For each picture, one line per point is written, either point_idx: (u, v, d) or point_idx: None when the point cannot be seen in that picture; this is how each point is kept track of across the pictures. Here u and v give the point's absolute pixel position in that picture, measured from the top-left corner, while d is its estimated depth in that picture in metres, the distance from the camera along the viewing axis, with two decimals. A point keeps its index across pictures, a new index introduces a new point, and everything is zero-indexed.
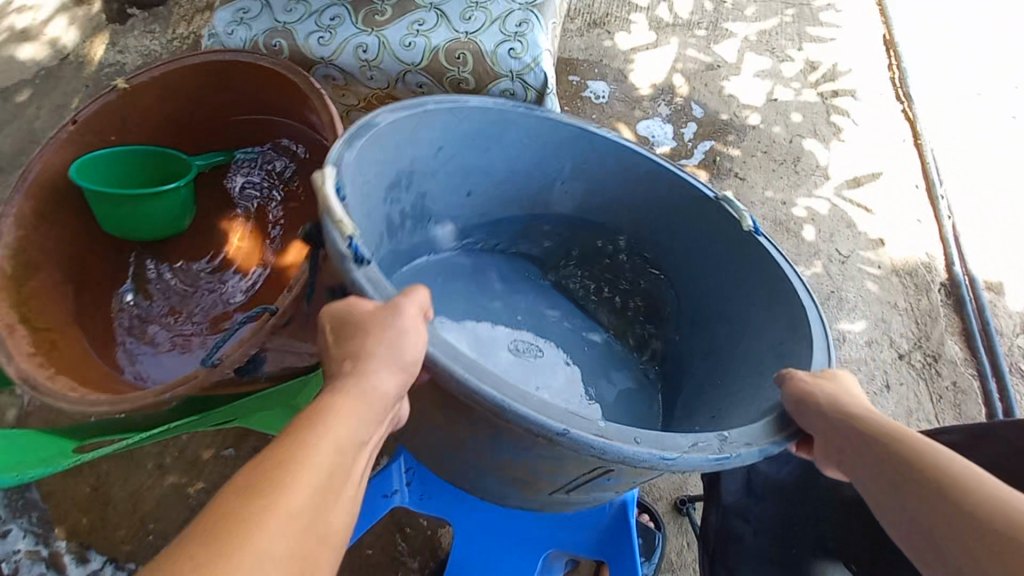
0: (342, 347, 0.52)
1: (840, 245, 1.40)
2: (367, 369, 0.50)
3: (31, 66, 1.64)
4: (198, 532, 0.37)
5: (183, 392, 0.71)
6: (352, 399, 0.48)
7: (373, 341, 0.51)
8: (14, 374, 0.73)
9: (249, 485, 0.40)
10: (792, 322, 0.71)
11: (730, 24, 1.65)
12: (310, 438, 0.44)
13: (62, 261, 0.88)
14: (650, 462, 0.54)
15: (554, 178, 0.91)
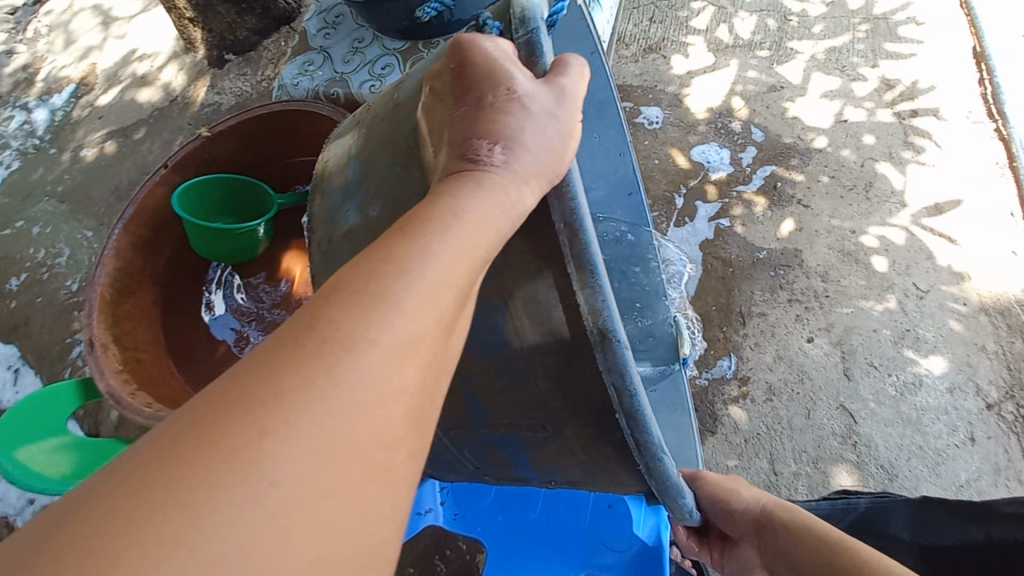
0: (479, 115, 0.46)
1: (917, 278, 1.29)
2: (516, 167, 0.44)
3: (146, 107, 1.89)
4: (326, 312, 0.36)
5: None
6: (490, 205, 0.42)
7: (522, 128, 0.45)
8: (103, 390, 0.83)
9: (373, 278, 0.37)
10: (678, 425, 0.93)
11: (796, 43, 1.58)
12: (435, 245, 0.40)
13: (148, 287, 1.00)
14: (645, 433, 0.47)
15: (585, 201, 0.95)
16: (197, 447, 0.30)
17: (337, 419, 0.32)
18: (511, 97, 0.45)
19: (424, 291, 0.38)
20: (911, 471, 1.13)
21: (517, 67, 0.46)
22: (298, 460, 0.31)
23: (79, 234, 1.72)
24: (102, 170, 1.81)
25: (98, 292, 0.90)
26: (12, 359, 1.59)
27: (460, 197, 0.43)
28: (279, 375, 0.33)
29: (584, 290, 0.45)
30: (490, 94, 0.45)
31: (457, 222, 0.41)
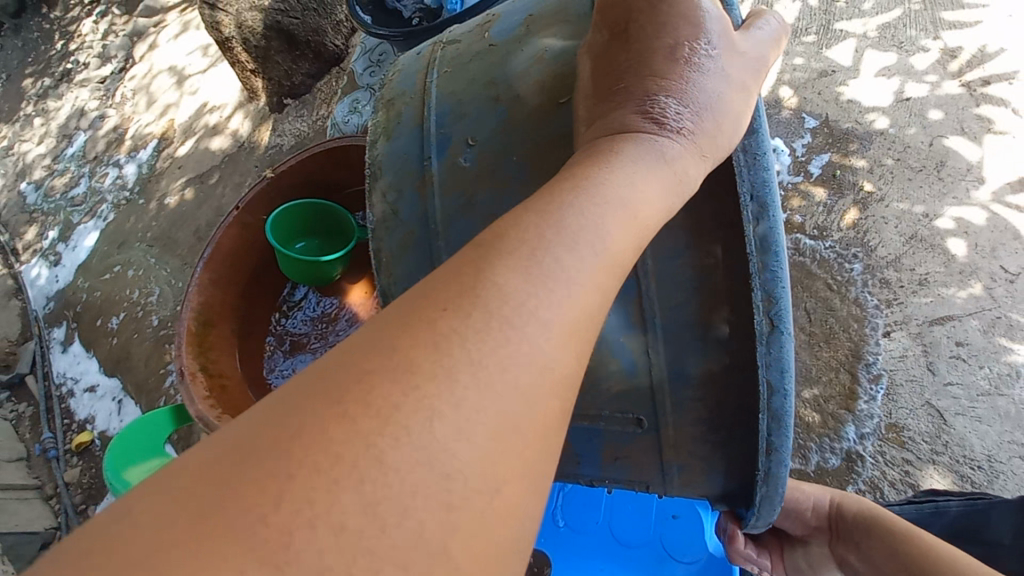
0: (666, 65, 0.48)
1: (1005, 262, 1.20)
2: (703, 133, 0.46)
3: (218, 154, 2.07)
4: (496, 272, 0.36)
5: None
6: (654, 178, 0.43)
7: (708, 85, 0.48)
8: (194, 413, 0.92)
9: (542, 242, 0.37)
10: None
11: (844, 23, 1.50)
12: (591, 217, 0.40)
13: (230, 318, 1.10)
14: (772, 436, 0.48)
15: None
16: (370, 416, 0.30)
17: (503, 406, 0.32)
18: (708, 50, 0.48)
19: (584, 272, 0.38)
20: (1012, 469, 1.05)
21: (715, 20, 0.49)
22: (471, 444, 0.31)
23: (167, 275, 1.90)
24: (183, 215, 1.99)
25: (186, 324, 1.01)
26: (116, 391, 1.78)
27: (611, 168, 0.43)
28: (451, 341, 0.33)
29: (764, 275, 0.46)
30: (688, 43, 0.48)
31: (619, 193, 0.42)
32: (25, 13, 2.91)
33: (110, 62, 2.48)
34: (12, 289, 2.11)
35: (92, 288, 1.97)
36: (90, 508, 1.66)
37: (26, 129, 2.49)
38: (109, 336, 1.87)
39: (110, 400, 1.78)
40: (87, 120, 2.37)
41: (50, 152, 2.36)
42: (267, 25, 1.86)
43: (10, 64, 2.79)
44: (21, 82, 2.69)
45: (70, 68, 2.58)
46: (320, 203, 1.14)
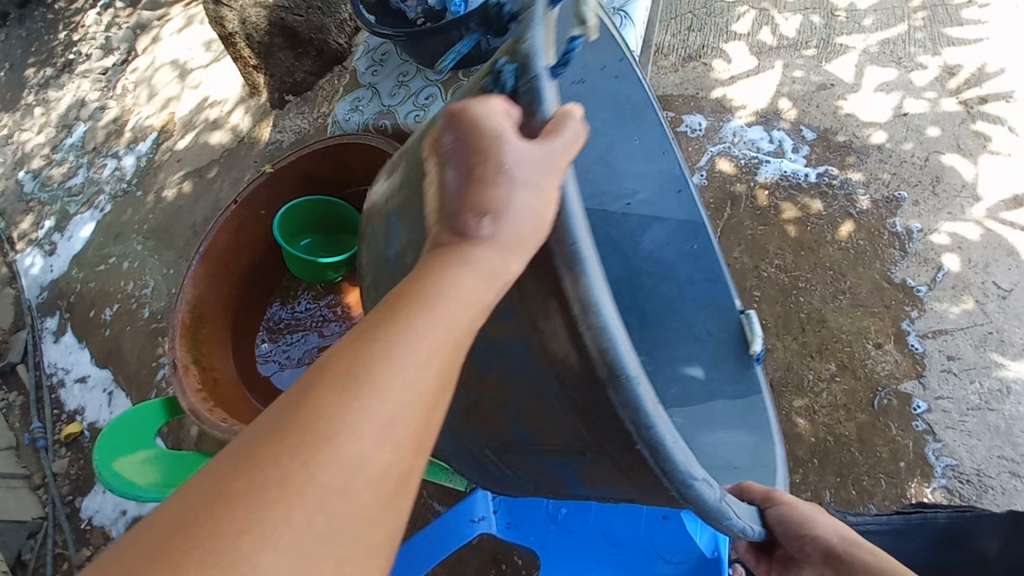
0: (477, 174, 0.44)
1: (997, 278, 1.20)
2: (505, 228, 0.42)
3: (218, 149, 2.06)
4: (318, 391, 0.38)
5: None
6: (474, 277, 0.42)
7: (512, 186, 0.43)
8: (186, 407, 0.92)
9: (361, 356, 0.39)
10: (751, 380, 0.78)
11: (845, 38, 1.52)
12: (411, 324, 0.40)
13: (224, 311, 1.10)
14: (669, 477, 0.40)
15: (619, 199, 0.86)
16: (187, 536, 0.33)
17: (318, 515, 0.35)
18: (501, 167, 0.43)
19: (405, 380, 0.39)
20: (1001, 484, 1.05)
21: (507, 127, 0.44)
22: (275, 555, 0.33)
23: (161, 268, 1.89)
24: (180, 209, 1.99)
25: (180, 317, 1.01)
26: (107, 383, 1.77)
27: (434, 270, 0.43)
28: (270, 462, 0.36)
29: (591, 331, 0.39)
30: (485, 164, 0.44)
31: (442, 298, 0.41)
32: (32, 4, 2.91)
33: (114, 53, 2.48)
34: (6, 278, 2.10)
35: (87, 279, 1.96)
36: (77, 500, 1.64)
37: (27, 118, 2.48)
38: (101, 328, 1.86)
39: (100, 392, 1.77)
40: (88, 111, 2.36)
41: (50, 142, 2.35)
42: (271, 21, 1.86)
43: (14, 53, 2.79)
44: (24, 71, 2.68)
45: (72, 59, 2.57)
46: (328, 199, 1.14)
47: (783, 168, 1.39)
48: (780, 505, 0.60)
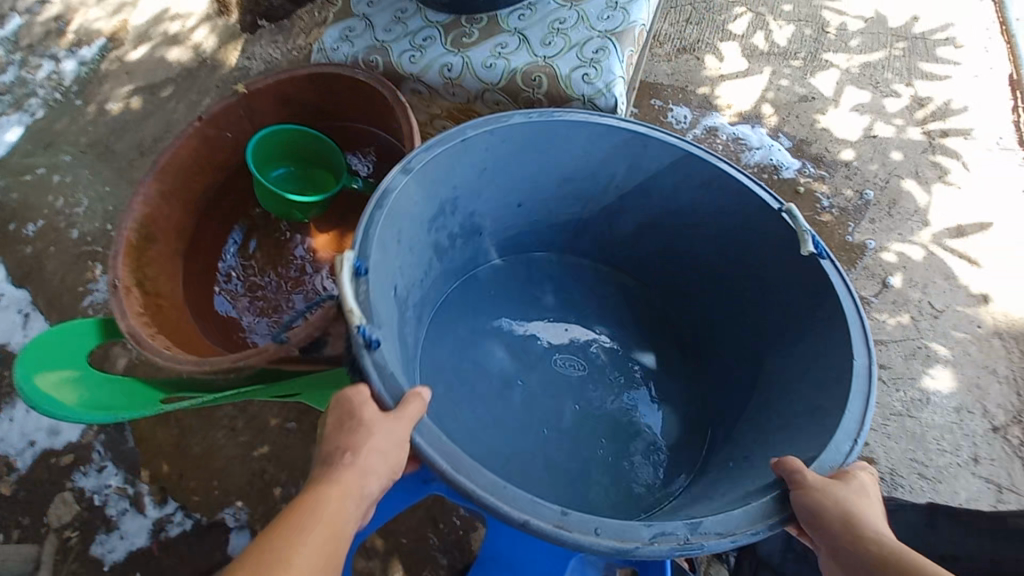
0: (345, 429, 0.62)
1: (933, 298, 1.27)
2: (368, 450, 0.60)
3: (176, 67, 1.90)
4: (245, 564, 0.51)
5: (253, 361, 0.83)
6: (356, 472, 0.59)
7: (368, 434, 0.61)
8: (124, 329, 0.84)
9: (277, 541, 0.53)
10: (819, 288, 0.83)
11: (830, 55, 1.58)
12: (311, 512, 0.56)
13: (176, 235, 1.02)
14: (610, 552, 0.61)
15: (610, 188, 1.01)
16: None
17: None
18: (360, 424, 0.62)
19: (312, 547, 0.54)
20: (909, 482, 1.11)
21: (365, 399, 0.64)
22: None
23: (98, 187, 1.74)
24: (126, 125, 1.82)
25: (125, 234, 0.93)
26: (23, 303, 1.61)
27: (322, 475, 0.59)
28: None
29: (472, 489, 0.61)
30: (350, 423, 0.62)
31: (333, 488, 0.58)
32: None
33: None
34: None
35: (6, 187, 1.76)
36: None
37: None
38: (20, 243, 1.68)
39: (13, 312, 1.61)
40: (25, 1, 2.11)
41: None
42: None
43: None
44: None
45: None
46: (311, 131, 1.06)
47: (773, 156, 1.45)
48: (809, 491, 0.62)
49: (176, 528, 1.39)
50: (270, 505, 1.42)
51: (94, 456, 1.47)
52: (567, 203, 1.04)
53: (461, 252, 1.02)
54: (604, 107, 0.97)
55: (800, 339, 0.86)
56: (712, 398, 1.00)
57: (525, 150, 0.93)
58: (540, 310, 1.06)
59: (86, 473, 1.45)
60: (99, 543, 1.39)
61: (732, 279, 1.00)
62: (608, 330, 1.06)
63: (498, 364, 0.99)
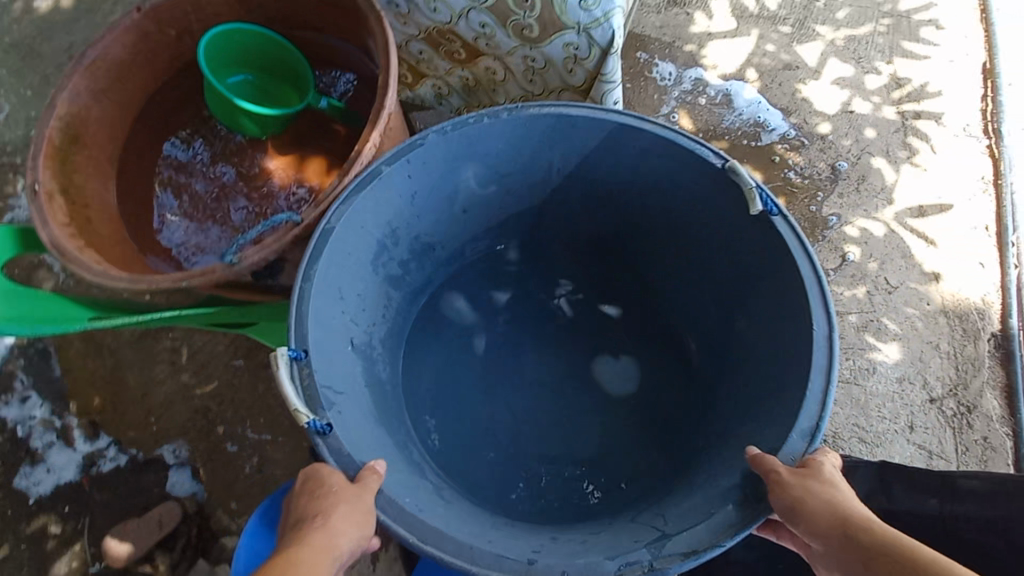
0: (314, 503, 0.59)
1: (889, 274, 1.31)
2: (339, 511, 0.58)
3: None
4: None
5: (198, 282, 0.69)
6: (329, 527, 0.57)
7: (339, 500, 0.59)
8: (46, 240, 0.74)
9: None
10: (776, 255, 0.75)
11: (818, 24, 1.55)
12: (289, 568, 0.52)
13: (109, 142, 0.90)
14: None
15: (549, 172, 0.87)
16: None
17: None
18: (331, 493, 0.60)
19: None
20: (843, 441, 1.18)
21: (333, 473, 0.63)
22: None
23: (20, 89, 1.54)
24: (54, 23, 1.61)
25: (47, 133, 0.81)
26: None
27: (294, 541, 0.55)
28: None
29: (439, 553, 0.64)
30: (319, 497, 0.60)
31: (313, 543, 0.54)
32: None
33: None
34: None
35: None
36: None
37: None
38: None
39: None
40: None
41: None
42: None
43: None
44: None
45: None
46: (277, 38, 0.94)
47: (762, 113, 1.45)
48: (788, 491, 0.63)
49: (109, 463, 1.44)
50: (212, 445, 1.35)
51: (15, 386, 1.55)
52: (514, 194, 0.90)
53: (420, 272, 0.93)
54: (599, 41, 0.85)
55: (769, 316, 0.78)
56: (684, 371, 0.94)
57: (445, 166, 0.80)
58: (503, 268, 1.00)
59: (6, 404, 1.54)
60: (22, 475, 1.48)
61: (699, 269, 0.90)
62: (575, 281, 1.01)
63: (471, 380, 0.95)
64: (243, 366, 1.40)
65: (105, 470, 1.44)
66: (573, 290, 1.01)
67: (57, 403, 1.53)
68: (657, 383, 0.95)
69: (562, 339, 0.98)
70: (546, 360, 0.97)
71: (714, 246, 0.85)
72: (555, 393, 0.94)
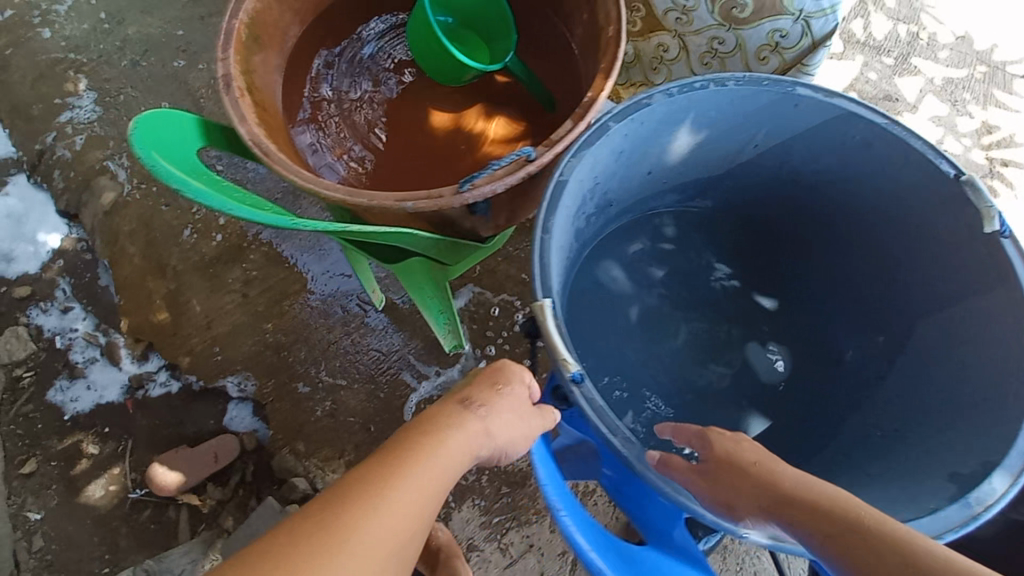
0: (477, 398, 0.76)
1: None
2: (494, 413, 0.75)
3: None
4: (390, 459, 0.65)
5: (425, 207, 0.66)
6: (476, 422, 0.72)
7: (498, 402, 0.76)
8: (245, 136, 0.69)
9: (409, 452, 0.66)
10: (986, 270, 0.79)
11: (919, 60, 1.60)
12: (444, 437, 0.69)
13: (281, 49, 0.86)
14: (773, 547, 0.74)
15: (746, 145, 0.91)
16: (323, 532, 0.57)
17: (389, 526, 0.60)
18: (480, 406, 0.75)
19: (430, 475, 0.65)
20: None
21: (496, 389, 0.78)
22: (362, 543, 0.57)
23: None
24: None
25: (235, 28, 0.77)
26: None
27: (449, 421, 0.71)
28: (360, 495, 0.60)
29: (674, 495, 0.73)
30: (475, 399, 0.76)
31: (458, 432, 0.70)
32: None
33: None
34: None
35: None
36: None
37: None
38: None
39: None
40: None
41: None
42: None
43: None
44: None
45: None
46: None
47: None
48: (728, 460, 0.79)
49: (160, 389, 1.37)
50: (282, 382, 1.31)
51: (55, 295, 1.49)
52: (702, 162, 0.94)
53: (595, 227, 0.91)
54: (816, 30, 0.92)
55: (958, 323, 0.83)
56: (816, 364, 1.00)
57: (665, 125, 0.78)
58: (658, 240, 1.06)
59: (45, 312, 1.47)
60: (58, 388, 1.40)
61: (849, 260, 0.99)
62: (735, 269, 1.06)
63: (629, 339, 1.00)
64: (322, 306, 1.36)
65: (152, 395, 1.37)
66: (730, 275, 1.06)
67: (104, 319, 1.45)
68: (797, 372, 1.00)
69: (712, 310, 1.04)
70: (697, 329, 1.02)
71: (886, 238, 0.92)
72: (703, 360, 1.00)
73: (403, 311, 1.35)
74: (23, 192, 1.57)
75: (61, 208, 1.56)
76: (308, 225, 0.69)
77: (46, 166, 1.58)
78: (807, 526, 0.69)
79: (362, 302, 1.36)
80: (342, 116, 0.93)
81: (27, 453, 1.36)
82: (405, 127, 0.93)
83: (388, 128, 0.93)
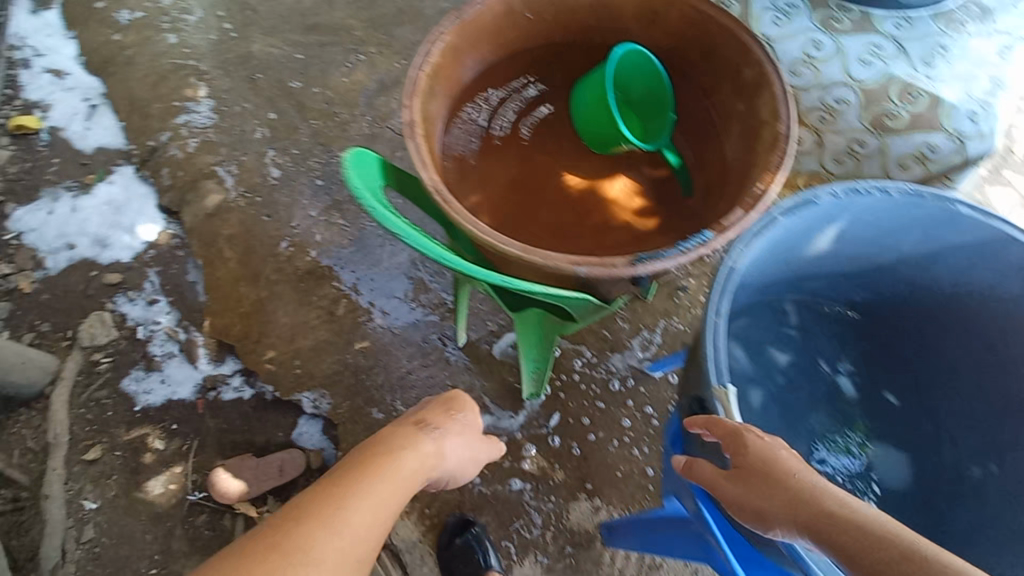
0: (429, 424, 0.97)
1: None
2: (444, 437, 0.96)
3: None
4: (360, 471, 0.83)
5: (596, 271, 0.70)
6: (430, 443, 0.93)
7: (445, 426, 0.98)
8: (427, 182, 0.74)
9: (375, 465, 0.85)
10: None
11: (1011, 173, 1.62)
12: (404, 454, 0.88)
13: (446, 98, 0.90)
14: None
15: (890, 250, 0.97)
16: (306, 530, 0.73)
17: (362, 527, 0.77)
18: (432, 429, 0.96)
19: (391, 484, 0.83)
20: None
21: (445, 417, 1.00)
22: (339, 540, 0.74)
23: None
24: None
25: (420, 77, 0.82)
26: None
27: (408, 441, 0.91)
28: (337, 502, 0.77)
29: None
30: (427, 424, 0.97)
31: (416, 449, 0.90)
32: None
33: None
34: None
35: None
36: None
37: None
38: None
39: None
40: None
41: None
42: None
43: None
44: None
45: None
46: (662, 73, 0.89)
47: None
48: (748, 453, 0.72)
49: (234, 393, 1.38)
50: (358, 405, 1.34)
51: (143, 286, 1.51)
52: (842, 261, 0.99)
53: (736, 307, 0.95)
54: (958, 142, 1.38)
55: None
56: (931, 471, 1.03)
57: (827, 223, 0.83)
58: (786, 327, 1.09)
59: (131, 301, 1.50)
60: (133, 378, 1.42)
61: (977, 374, 1.00)
62: (853, 364, 1.10)
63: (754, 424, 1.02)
64: (406, 335, 1.39)
65: (225, 398, 1.39)
66: (851, 372, 1.10)
67: (186, 316, 1.47)
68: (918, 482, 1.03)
69: (834, 401, 1.08)
70: (825, 420, 1.07)
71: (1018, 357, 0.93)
72: (821, 452, 1.04)
73: (482, 351, 1.37)
74: (127, 182, 1.63)
75: (162, 203, 1.60)
76: (469, 271, 0.75)
77: (156, 162, 1.65)
78: (832, 540, 0.65)
79: (443, 336, 1.39)
80: (485, 166, 0.96)
81: (93, 440, 1.37)
82: (544, 185, 0.96)
83: (527, 184, 0.96)
